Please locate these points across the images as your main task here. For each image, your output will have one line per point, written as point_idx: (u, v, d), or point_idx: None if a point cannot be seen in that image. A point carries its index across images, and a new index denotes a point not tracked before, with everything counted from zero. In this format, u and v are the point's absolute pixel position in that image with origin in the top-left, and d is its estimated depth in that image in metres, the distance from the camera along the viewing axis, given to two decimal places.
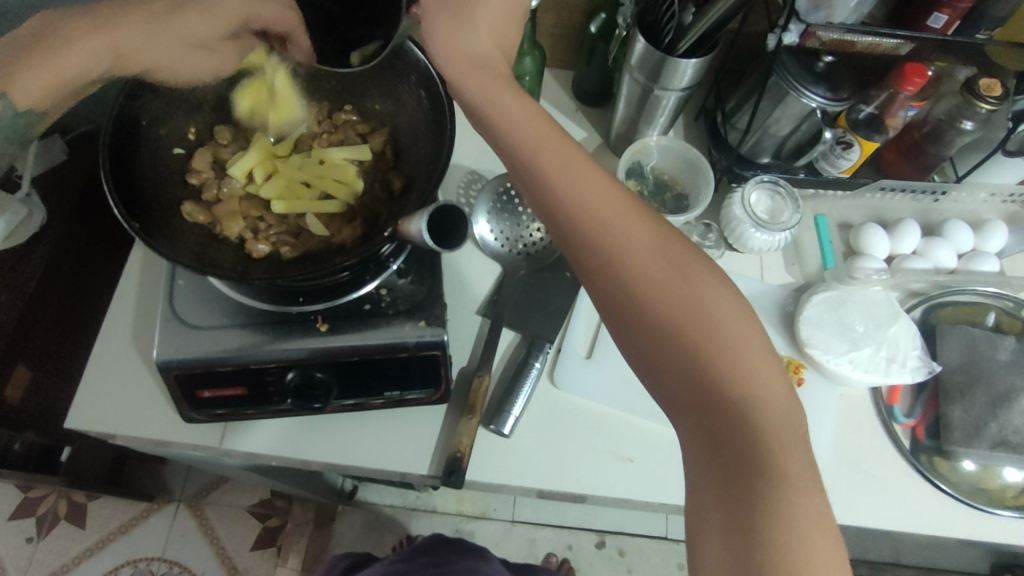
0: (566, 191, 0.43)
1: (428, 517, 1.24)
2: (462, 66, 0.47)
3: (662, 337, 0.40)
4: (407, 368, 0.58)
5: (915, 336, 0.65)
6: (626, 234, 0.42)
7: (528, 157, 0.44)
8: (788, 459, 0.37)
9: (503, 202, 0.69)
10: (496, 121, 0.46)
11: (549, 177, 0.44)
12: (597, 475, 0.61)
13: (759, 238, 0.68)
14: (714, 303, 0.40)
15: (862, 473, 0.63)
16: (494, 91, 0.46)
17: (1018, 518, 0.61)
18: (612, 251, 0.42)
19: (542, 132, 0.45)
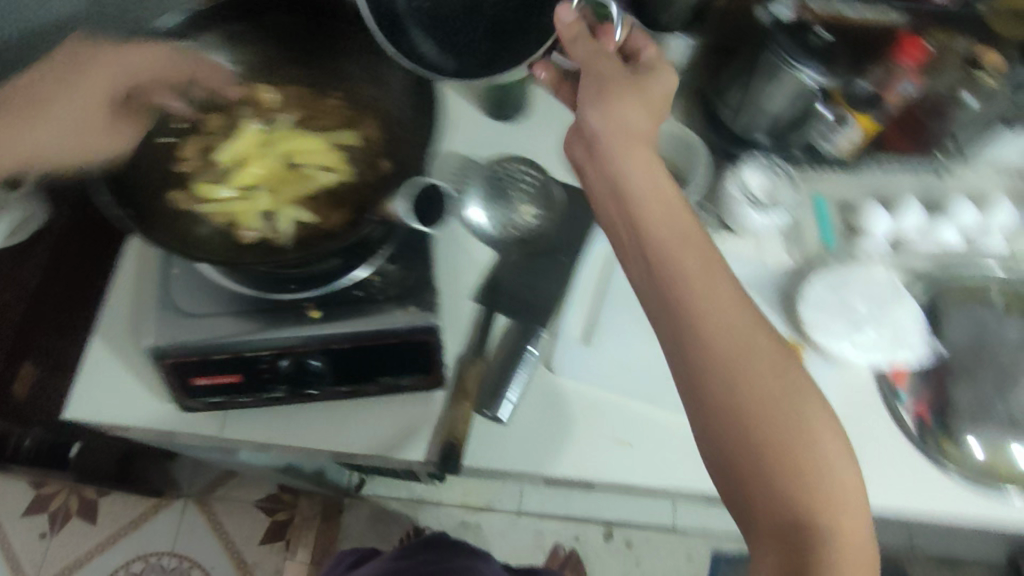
0: (700, 309, 0.45)
1: (433, 510, 1.23)
2: (620, 139, 0.51)
3: (746, 417, 0.43)
4: (399, 353, 0.58)
5: (918, 315, 0.65)
6: (737, 320, 0.45)
7: (654, 233, 0.48)
8: (845, 554, 0.40)
9: (493, 184, 0.67)
10: (635, 192, 0.50)
11: (672, 253, 0.47)
12: (600, 462, 0.61)
13: (756, 219, 0.67)
14: (805, 402, 0.43)
15: (867, 454, 0.62)
16: (647, 191, 0.50)
17: None
18: (717, 331, 0.45)
19: (671, 214, 0.49)
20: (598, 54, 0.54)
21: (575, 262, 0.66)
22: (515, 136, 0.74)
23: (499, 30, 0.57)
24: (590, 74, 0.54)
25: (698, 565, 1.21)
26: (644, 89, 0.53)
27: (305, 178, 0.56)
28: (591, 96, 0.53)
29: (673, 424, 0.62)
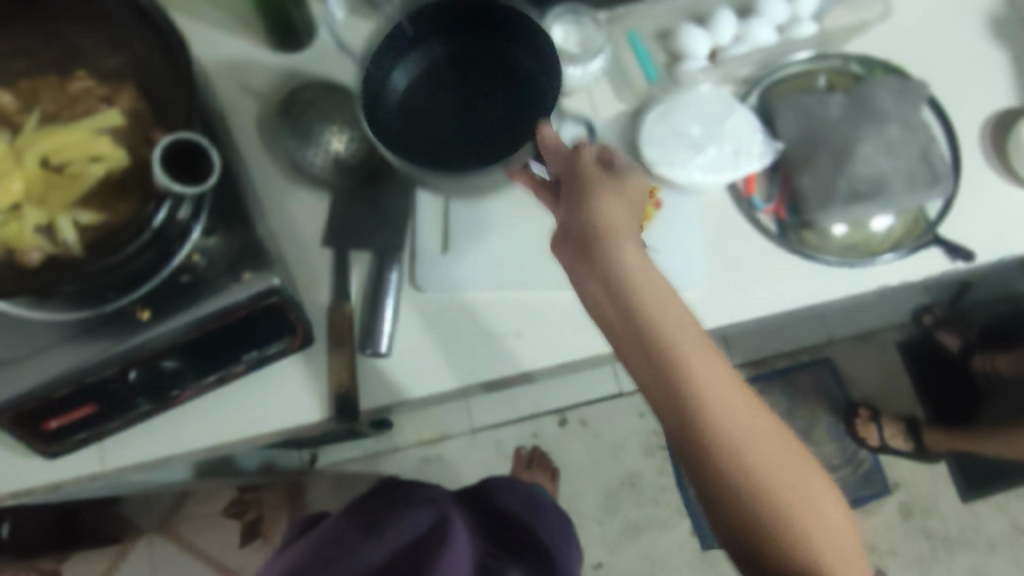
0: (706, 403, 0.41)
1: (392, 456, 1.25)
2: (600, 228, 0.44)
3: (765, 514, 0.42)
4: (253, 323, 0.54)
5: (753, 120, 0.65)
6: (746, 417, 0.42)
7: (653, 331, 0.42)
8: None
9: (297, 119, 0.63)
10: (624, 286, 0.43)
11: (676, 354, 0.42)
12: (495, 360, 0.61)
13: (576, 74, 0.66)
14: (809, 485, 0.43)
15: (736, 268, 0.65)
16: (649, 287, 0.43)
17: (898, 258, 0.65)
18: (735, 431, 0.42)
19: (670, 311, 0.43)
20: (575, 162, 0.48)
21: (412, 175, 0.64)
22: (310, 61, 0.67)
23: (471, 130, 0.52)
24: (573, 177, 0.48)
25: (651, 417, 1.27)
26: (621, 187, 0.46)
27: (75, 175, 0.50)
28: (574, 198, 0.47)
29: (556, 300, 0.63)
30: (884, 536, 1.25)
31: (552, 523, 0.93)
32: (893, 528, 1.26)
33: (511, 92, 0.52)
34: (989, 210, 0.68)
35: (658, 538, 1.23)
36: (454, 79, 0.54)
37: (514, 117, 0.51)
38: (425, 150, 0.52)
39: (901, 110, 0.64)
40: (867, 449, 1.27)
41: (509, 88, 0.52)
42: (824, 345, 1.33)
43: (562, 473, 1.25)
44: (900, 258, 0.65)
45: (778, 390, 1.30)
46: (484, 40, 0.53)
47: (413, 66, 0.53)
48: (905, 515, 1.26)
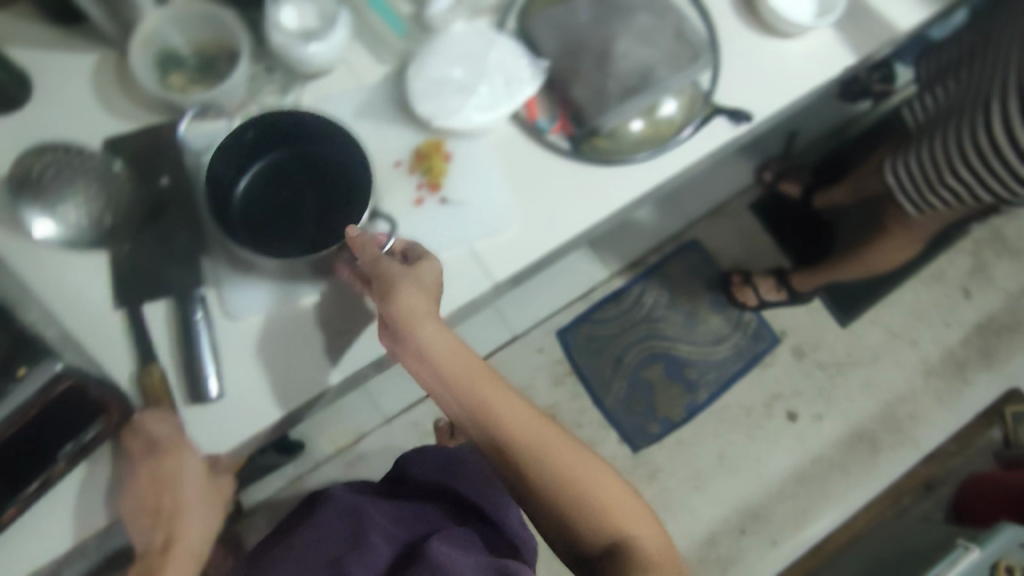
0: (487, 405, 0.53)
1: (316, 473, 1.22)
2: (387, 289, 0.54)
3: (548, 481, 0.52)
4: (51, 415, 0.49)
5: (514, 45, 0.65)
6: (523, 413, 0.54)
7: (438, 360, 0.53)
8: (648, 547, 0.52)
9: (31, 188, 0.57)
10: (409, 329, 0.53)
11: (454, 375, 0.53)
12: (333, 363, 0.59)
13: (320, 51, 0.60)
14: (585, 460, 0.54)
15: (543, 194, 0.65)
16: (428, 327, 0.53)
17: (694, 132, 0.69)
18: (513, 424, 0.53)
19: (451, 347, 0.54)
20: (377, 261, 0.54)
21: (188, 203, 0.60)
22: (34, 115, 0.61)
23: (311, 212, 0.59)
24: (378, 274, 0.54)
25: (551, 349, 1.31)
26: (415, 276, 0.54)
27: None
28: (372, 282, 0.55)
29: None
30: (785, 380, 1.36)
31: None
32: (791, 371, 1.36)
33: (339, 181, 0.59)
34: (753, 69, 0.71)
35: None
36: (289, 172, 0.61)
37: (345, 196, 0.59)
38: (266, 239, 0.58)
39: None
40: (749, 310, 1.36)
41: (330, 187, 0.60)
42: (686, 229, 1.40)
43: None
44: (695, 131, 0.69)
45: (656, 285, 1.36)
46: (307, 140, 0.60)
47: (254, 171, 0.61)
48: (798, 355, 1.37)
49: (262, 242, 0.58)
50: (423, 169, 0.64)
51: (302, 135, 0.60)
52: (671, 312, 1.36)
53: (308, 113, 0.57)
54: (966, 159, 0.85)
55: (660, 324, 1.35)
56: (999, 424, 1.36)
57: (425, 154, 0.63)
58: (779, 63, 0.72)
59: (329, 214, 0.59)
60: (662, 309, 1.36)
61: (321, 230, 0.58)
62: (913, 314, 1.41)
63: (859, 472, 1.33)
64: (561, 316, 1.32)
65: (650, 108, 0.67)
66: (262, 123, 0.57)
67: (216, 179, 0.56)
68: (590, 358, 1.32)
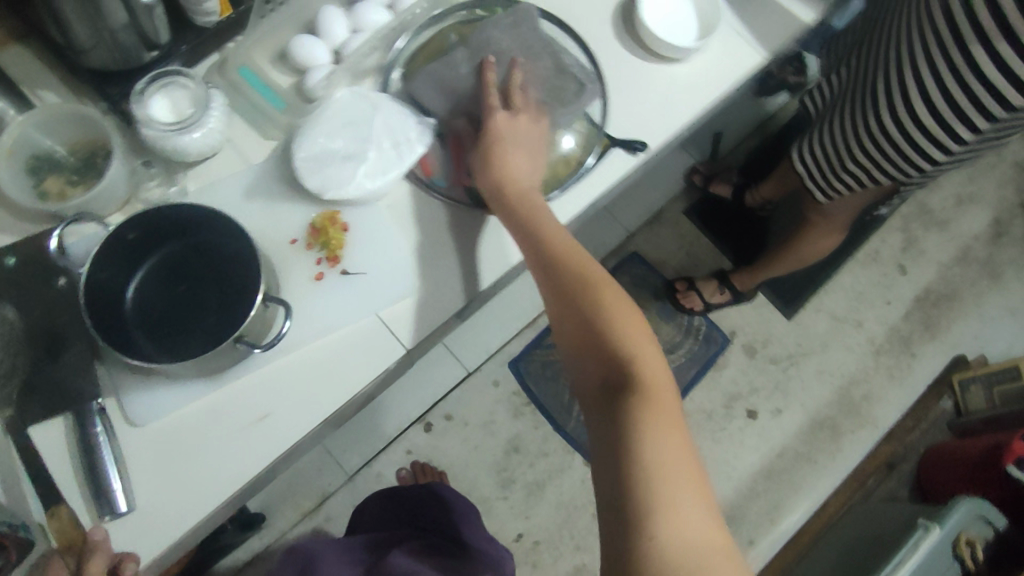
0: (537, 220, 0.60)
1: (282, 543, 1.19)
2: (490, 132, 0.63)
3: (573, 299, 0.56)
4: None
5: (397, 106, 0.64)
6: (562, 244, 0.59)
7: (509, 180, 0.62)
8: (660, 385, 0.52)
9: None
10: (509, 147, 0.62)
11: (514, 194, 0.61)
12: (247, 457, 0.57)
13: (198, 139, 0.59)
14: (608, 300, 0.56)
15: (446, 251, 0.64)
16: (510, 156, 0.62)
17: (597, 164, 0.69)
18: (554, 243, 0.59)
19: (516, 174, 0.62)
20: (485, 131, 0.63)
21: (74, 314, 0.57)
22: None
23: (208, 303, 0.58)
24: (488, 133, 0.63)
25: (506, 381, 1.29)
26: (525, 129, 0.64)
27: None
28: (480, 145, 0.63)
29: (283, 364, 0.60)
30: (741, 379, 1.37)
31: (419, 492, 1.05)
32: (746, 369, 1.38)
33: (231, 268, 0.58)
34: (644, 93, 0.72)
35: (563, 485, 1.26)
36: (182, 266, 0.60)
37: (239, 282, 0.57)
38: (164, 341, 0.57)
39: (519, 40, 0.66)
40: (696, 315, 1.37)
41: (223, 275, 0.58)
42: (626, 242, 1.41)
43: (450, 472, 1.24)
44: (598, 164, 0.69)
45: None
46: (195, 230, 0.59)
47: (142, 273, 0.59)
48: (751, 353, 1.38)
49: (159, 344, 0.57)
50: (321, 243, 0.62)
51: (188, 226, 0.59)
52: None
53: (189, 206, 0.56)
54: (864, 145, 0.87)
55: None
56: (949, 392, 1.39)
57: (320, 228, 0.62)
58: (669, 83, 0.73)
59: (226, 303, 0.57)
60: None
61: (221, 321, 0.57)
62: (855, 296, 1.43)
63: (825, 460, 1.34)
64: (513, 346, 1.30)
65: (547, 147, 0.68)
66: (140, 221, 0.56)
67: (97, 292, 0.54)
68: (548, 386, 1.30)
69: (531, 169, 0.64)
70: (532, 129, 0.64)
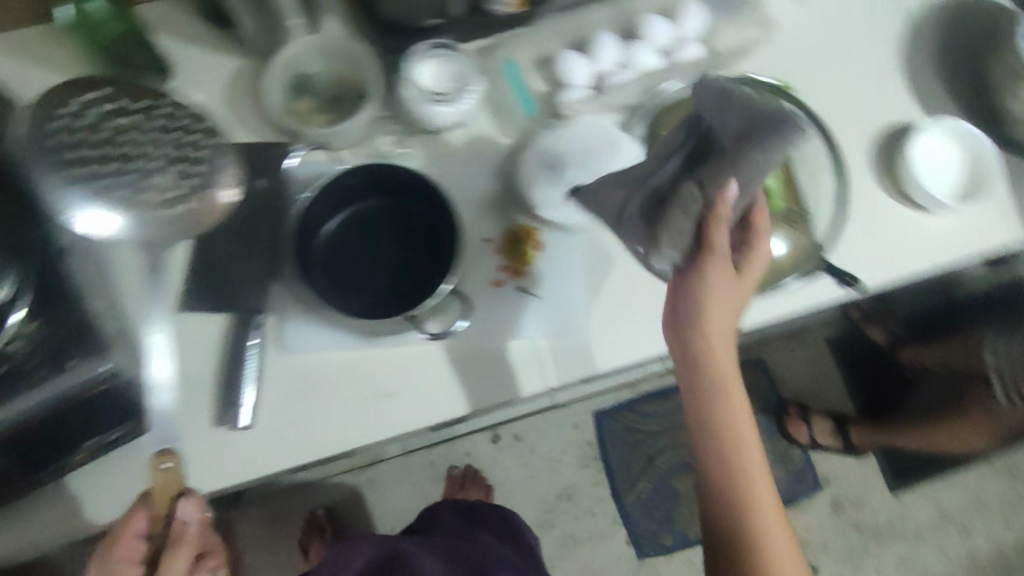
0: (715, 363, 0.56)
1: (322, 485, 1.22)
2: (706, 266, 0.52)
3: (721, 448, 0.58)
4: (85, 413, 0.50)
5: (632, 153, 0.64)
6: (728, 389, 0.57)
7: (704, 316, 0.54)
8: (764, 526, 0.59)
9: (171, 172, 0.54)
10: (718, 285, 0.53)
11: (706, 331, 0.55)
12: (365, 424, 0.58)
13: (446, 115, 0.60)
14: (751, 457, 0.59)
15: (618, 307, 0.62)
16: (717, 294, 0.53)
17: (793, 282, 0.64)
18: (722, 389, 0.57)
19: (713, 313, 0.54)
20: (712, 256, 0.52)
21: (275, 230, 0.59)
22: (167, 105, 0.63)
23: (393, 268, 0.59)
24: (715, 267, 0.52)
25: (585, 429, 1.26)
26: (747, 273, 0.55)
27: None
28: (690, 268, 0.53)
29: (431, 352, 0.59)
30: (816, 531, 1.27)
31: (493, 522, 1.01)
32: (825, 524, 1.28)
33: (428, 247, 0.59)
34: (876, 229, 0.67)
35: (596, 550, 1.24)
36: (379, 222, 0.60)
37: (433, 264, 0.58)
38: (343, 284, 0.59)
39: (768, 139, 0.48)
40: (796, 446, 1.29)
41: (416, 250, 0.59)
42: (756, 346, 1.31)
43: (497, 490, 1.23)
44: (795, 281, 0.64)
45: None
46: (407, 197, 0.60)
47: (344, 214, 0.60)
48: (837, 509, 1.28)
49: (333, 287, 0.58)
50: (512, 251, 0.62)
51: (403, 191, 0.59)
52: None
53: (412, 174, 0.56)
54: None
55: None
56: None
57: (518, 238, 0.62)
58: (904, 230, 0.68)
59: (413, 277, 0.59)
60: None
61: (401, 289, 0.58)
62: (972, 501, 1.30)
63: None
64: (604, 398, 1.27)
65: None
66: (366, 171, 0.57)
67: (306, 218, 0.56)
68: (621, 450, 1.27)
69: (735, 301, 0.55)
70: (752, 265, 0.55)
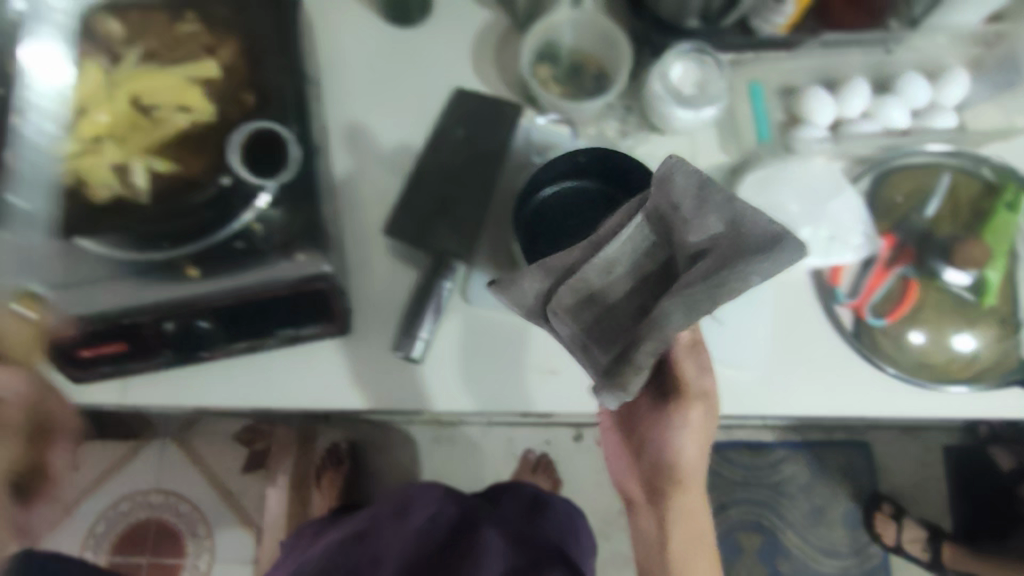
0: (684, 502, 0.47)
1: (406, 428, 1.26)
2: (685, 396, 0.45)
3: None
4: (293, 304, 0.53)
5: (858, 208, 0.61)
6: (696, 533, 0.48)
7: (667, 450, 0.47)
8: None
9: None
10: (677, 422, 0.46)
11: (675, 463, 0.47)
12: (522, 392, 0.60)
13: (684, 118, 0.60)
14: None
15: (791, 354, 0.60)
16: (692, 429, 0.46)
17: (971, 393, 0.59)
18: (686, 537, 0.47)
19: (692, 448, 0.47)
20: (697, 388, 0.45)
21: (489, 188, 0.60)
22: (422, 42, 0.66)
23: None
24: (688, 397, 0.45)
25: None
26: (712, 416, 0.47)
27: (154, 120, 0.49)
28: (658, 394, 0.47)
29: None
30: None
31: (561, 517, 0.98)
32: None
33: None
34: None
35: None
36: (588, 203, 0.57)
37: None
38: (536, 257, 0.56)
39: (770, 268, 0.31)
40: (880, 546, 1.20)
41: None
42: (865, 429, 1.24)
43: (565, 486, 1.24)
44: (973, 393, 0.59)
45: (803, 460, 1.23)
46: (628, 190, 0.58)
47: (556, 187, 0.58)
48: None
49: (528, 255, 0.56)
50: None
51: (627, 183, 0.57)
52: (801, 496, 1.22)
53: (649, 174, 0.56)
54: None
55: (783, 501, 1.22)
56: None
57: None
58: None
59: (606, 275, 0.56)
60: (794, 487, 1.22)
61: None
62: None
63: None
64: None
65: (938, 329, 0.61)
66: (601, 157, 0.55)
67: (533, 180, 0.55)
68: None
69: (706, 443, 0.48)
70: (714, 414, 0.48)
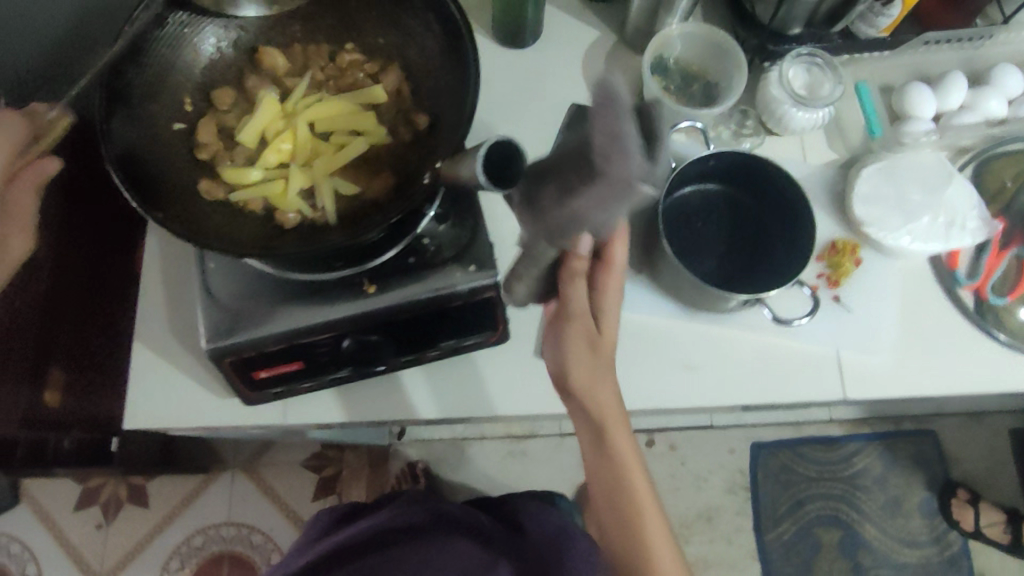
0: (592, 401, 0.51)
1: (478, 445, 1.23)
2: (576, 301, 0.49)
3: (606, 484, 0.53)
4: (462, 316, 0.55)
5: (971, 196, 0.64)
6: (612, 430, 0.51)
7: (567, 363, 0.50)
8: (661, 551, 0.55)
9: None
10: (565, 328, 0.49)
11: (568, 374, 0.50)
12: (667, 388, 0.61)
13: (800, 118, 0.64)
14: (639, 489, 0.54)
15: (922, 337, 0.62)
16: (579, 331, 0.49)
17: None
18: (603, 424, 0.51)
19: (585, 354, 0.50)
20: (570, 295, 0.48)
21: None
22: (537, 63, 0.70)
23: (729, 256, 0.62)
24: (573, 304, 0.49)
25: (743, 458, 1.25)
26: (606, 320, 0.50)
27: (333, 145, 0.52)
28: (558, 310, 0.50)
29: (740, 341, 0.62)
30: None
31: None
32: None
33: (766, 250, 0.61)
34: None
35: None
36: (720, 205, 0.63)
37: (757, 262, 0.61)
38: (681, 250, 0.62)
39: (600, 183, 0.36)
40: (959, 533, 1.21)
41: (750, 245, 0.62)
42: (932, 417, 1.27)
43: None
44: None
45: (875, 451, 1.25)
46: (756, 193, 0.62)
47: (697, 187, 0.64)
48: None
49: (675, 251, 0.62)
50: (831, 261, 0.64)
51: (756, 185, 0.62)
52: (876, 488, 1.24)
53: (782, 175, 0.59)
54: None
55: (859, 494, 1.23)
56: None
57: (840, 249, 0.63)
58: None
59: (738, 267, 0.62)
60: (868, 479, 1.24)
61: (721, 273, 0.61)
62: None
63: None
64: (767, 431, 1.26)
65: None
66: (734, 158, 0.60)
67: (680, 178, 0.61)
68: (773, 487, 1.23)
69: (604, 353, 0.50)
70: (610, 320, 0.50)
